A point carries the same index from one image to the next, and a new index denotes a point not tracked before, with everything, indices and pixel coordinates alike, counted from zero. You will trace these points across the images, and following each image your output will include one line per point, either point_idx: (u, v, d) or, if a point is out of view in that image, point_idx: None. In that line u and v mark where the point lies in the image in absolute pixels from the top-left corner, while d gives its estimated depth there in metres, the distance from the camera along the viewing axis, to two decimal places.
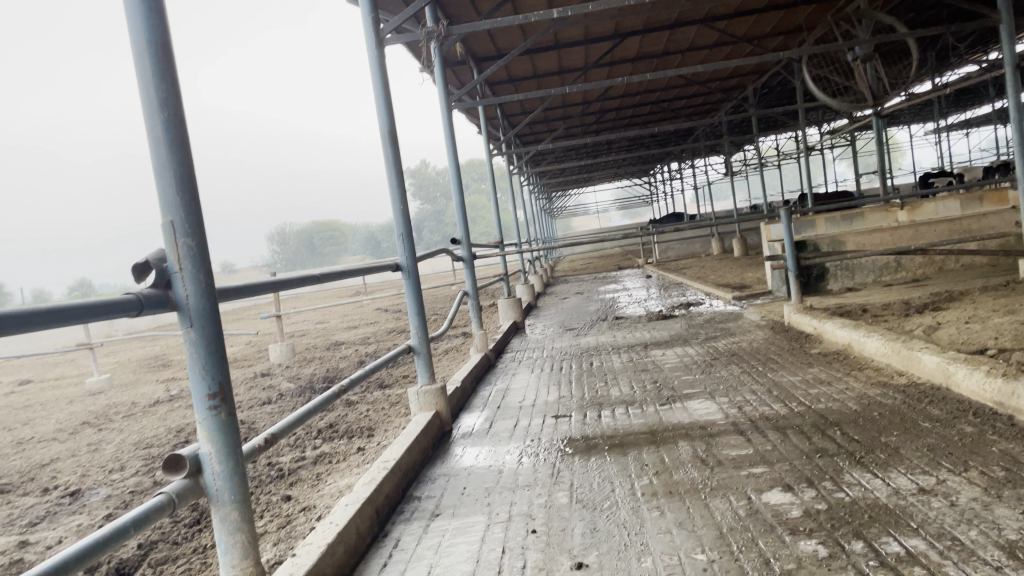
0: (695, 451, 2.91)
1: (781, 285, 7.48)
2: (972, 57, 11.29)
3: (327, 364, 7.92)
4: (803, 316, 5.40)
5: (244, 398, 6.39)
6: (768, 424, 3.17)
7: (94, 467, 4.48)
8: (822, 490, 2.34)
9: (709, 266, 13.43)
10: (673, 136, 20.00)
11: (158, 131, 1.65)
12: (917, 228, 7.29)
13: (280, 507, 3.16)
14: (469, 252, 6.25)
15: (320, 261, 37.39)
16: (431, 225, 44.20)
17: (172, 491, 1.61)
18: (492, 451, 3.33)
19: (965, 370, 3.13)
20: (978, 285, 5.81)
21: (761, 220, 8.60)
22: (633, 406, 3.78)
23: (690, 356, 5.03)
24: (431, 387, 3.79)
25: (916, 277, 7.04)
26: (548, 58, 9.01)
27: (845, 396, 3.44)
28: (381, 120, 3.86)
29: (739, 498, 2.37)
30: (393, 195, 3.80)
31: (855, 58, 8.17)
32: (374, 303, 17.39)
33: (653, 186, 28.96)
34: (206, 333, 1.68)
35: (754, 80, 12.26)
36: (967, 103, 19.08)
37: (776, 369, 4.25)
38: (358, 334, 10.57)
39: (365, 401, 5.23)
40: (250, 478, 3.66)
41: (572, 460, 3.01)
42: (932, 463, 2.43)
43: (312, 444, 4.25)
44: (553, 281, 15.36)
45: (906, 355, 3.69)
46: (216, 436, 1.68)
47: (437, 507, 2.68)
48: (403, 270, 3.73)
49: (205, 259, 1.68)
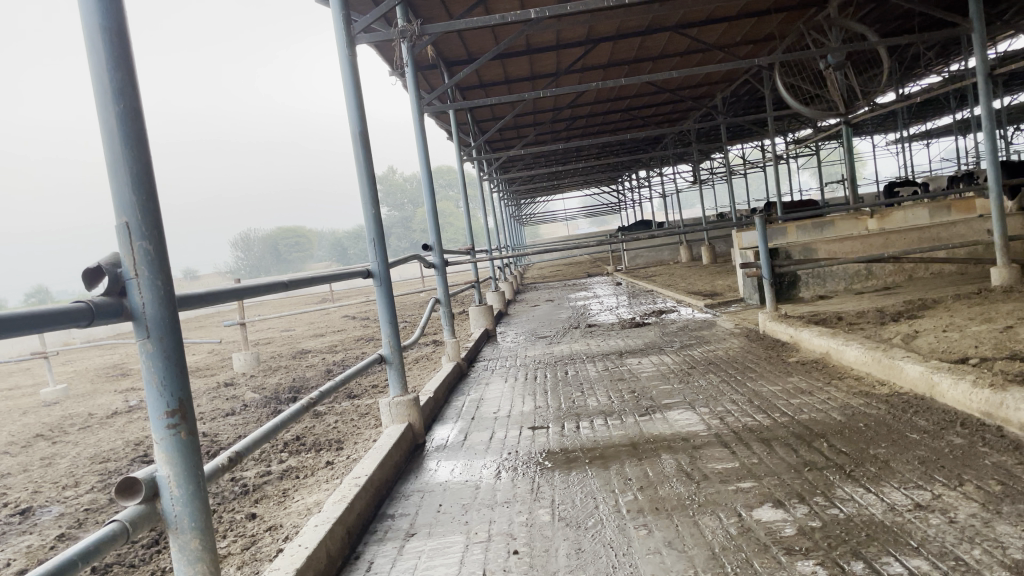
0: (680, 464, 2.81)
1: (754, 293, 7.46)
2: (937, 68, 11.44)
3: (293, 373, 7.72)
4: (779, 324, 5.35)
5: (207, 409, 6.17)
6: (751, 435, 3.08)
7: (47, 483, 4.25)
8: (815, 506, 2.25)
9: (679, 274, 13.43)
10: (642, 144, 20.05)
11: (112, 123, 1.50)
12: (887, 236, 7.31)
13: (244, 527, 2.99)
14: (441, 258, 6.12)
15: (285, 268, 36.88)
16: (398, 232, 43.86)
17: (126, 519, 1.46)
18: (467, 465, 3.20)
19: (951, 380, 3.08)
20: (951, 293, 5.82)
21: (733, 229, 8.59)
22: (611, 417, 3.68)
23: (667, 364, 4.95)
24: (403, 398, 3.66)
25: (887, 284, 7.06)
26: (520, 63, 8.93)
27: (827, 406, 3.37)
28: (352, 121, 3.73)
29: (729, 515, 2.27)
30: (364, 198, 3.67)
31: (826, 66, 8.19)
32: (341, 309, 17.12)
33: (621, 194, 29.01)
34: (165, 346, 1.54)
35: (724, 88, 12.30)
36: (929, 114, 19.40)
37: (756, 378, 4.18)
38: (326, 342, 10.37)
39: (333, 412, 5.06)
40: (213, 495, 3.49)
41: (552, 475, 2.89)
42: (926, 477, 2.36)
43: (278, 457, 4.09)
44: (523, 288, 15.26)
45: (887, 364, 3.64)
46: (176, 459, 1.54)
47: (412, 526, 2.54)
48: (374, 276, 3.59)
49: (166, 266, 1.54)
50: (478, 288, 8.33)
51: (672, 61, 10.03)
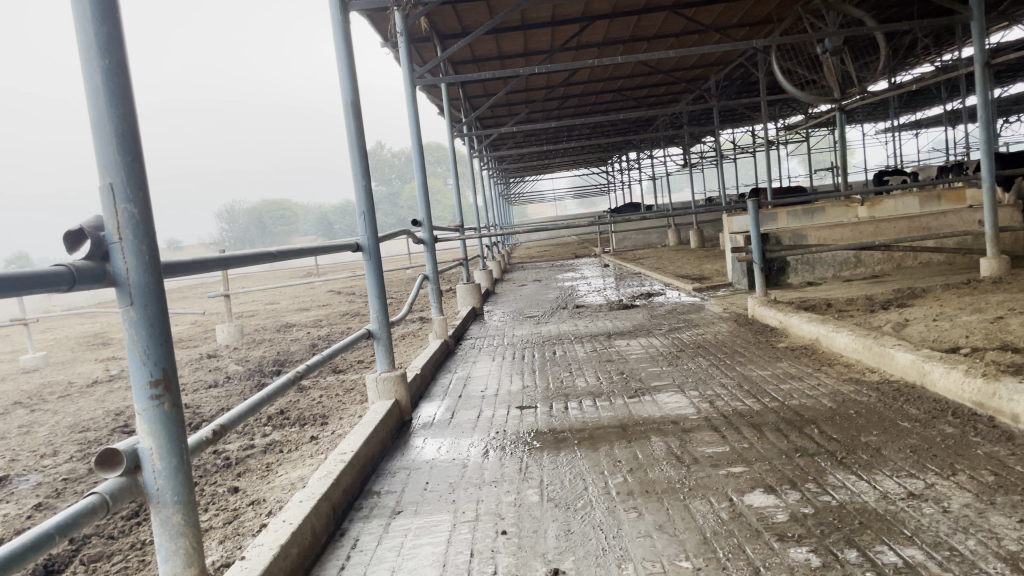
0: (669, 447, 2.79)
1: (742, 278, 7.45)
2: (931, 57, 11.42)
3: (278, 346, 7.64)
4: (769, 309, 5.35)
5: (189, 380, 6.10)
6: (741, 419, 3.06)
7: (26, 451, 4.19)
8: (807, 492, 2.23)
9: (666, 257, 13.38)
10: (633, 126, 19.97)
11: (96, 78, 1.44)
12: (878, 224, 7.31)
13: (226, 500, 2.95)
14: (430, 234, 6.04)
15: (270, 241, 36.66)
16: (384, 207, 43.50)
17: (106, 491, 1.41)
18: (454, 443, 3.17)
19: (942, 369, 3.07)
20: (941, 282, 5.82)
21: (723, 213, 8.58)
22: (600, 399, 3.65)
23: (655, 347, 4.92)
24: (390, 374, 3.61)
25: (875, 273, 7.07)
26: (514, 38, 8.81)
27: (818, 392, 3.36)
28: (344, 90, 3.64)
29: (720, 500, 2.24)
30: (354, 170, 3.59)
31: (823, 51, 8.11)
32: (326, 284, 16.97)
33: (610, 175, 28.84)
34: (150, 314, 1.48)
35: (718, 71, 12.24)
36: (920, 104, 19.42)
37: (745, 363, 4.16)
38: (311, 316, 10.28)
39: (318, 387, 5.01)
40: (195, 468, 3.44)
41: (540, 455, 2.86)
42: (918, 465, 2.35)
43: (261, 431, 4.03)
44: (510, 268, 15.21)
45: (878, 352, 3.62)
46: (159, 430, 1.49)
47: (398, 504, 2.50)
48: (363, 251, 3.53)
49: (151, 229, 1.48)
50: (466, 266, 8.25)
51: (668, 41, 9.94)
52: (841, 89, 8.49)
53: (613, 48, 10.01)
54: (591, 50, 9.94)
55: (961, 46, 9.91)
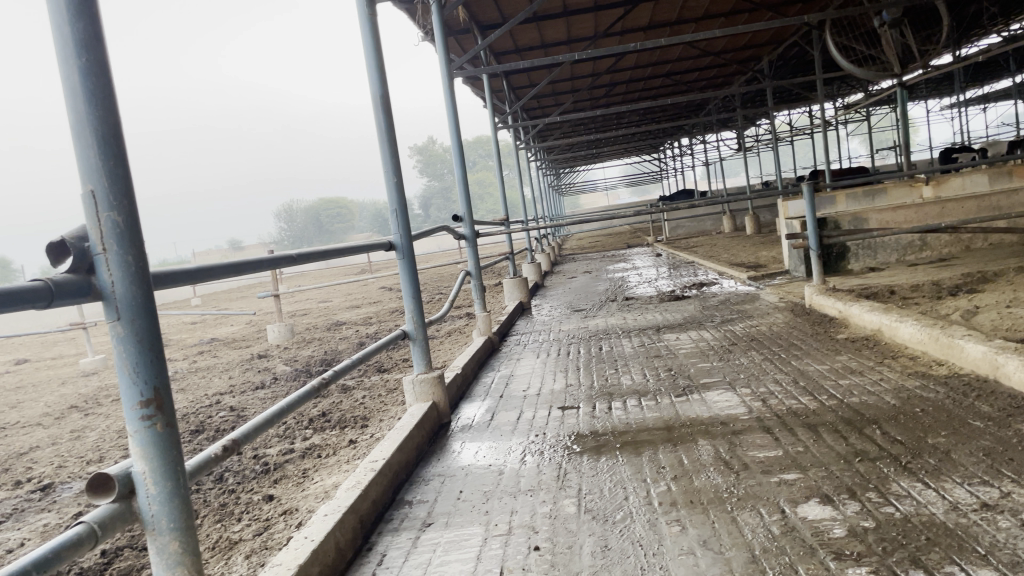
0: (717, 452, 2.62)
1: (799, 265, 7.16)
2: (998, 28, 10.83)
3: (326, 346, 7.63)
4: (826, 298, 5.09)
5: (238, 381, 6.12)
6: (796, 420, 2.87)
7: (73, 457, 4.22)
8: (868, 503, 2.04)
9: (721, 244, 13.01)
10: (685, 110, 19.56)
11: (74, 80, 1.34)
12: (944, 205, 6.94)
13: (260, 509, 2.87)
14: (472, 229, 5.91)
15: (326, 239, 37.22)
16: (437, 202, 43.70)
17: (95, 520, 1.32)
18: (493, 447, 3.05)
19: (1017, 362, 2.82)
20: (1014, 265, 5.47)
21: (779, 198, 8.27)
22: (646, 398, 3.49)
23: (706, 341, 4.72)
24: (428, 374, 3.50)
25: (942, 256, 6.71)
26: (556, 25, 8.63)
27: (880, 388, 3.13)
28: (373, 86, 3.53)
29: (771, 512, 2.07)
30: (385, 167, 3.49)
31: (881, 23, 7.72)
32: (379, 280, 17.03)
33: (662, 162, 28.33)
34: (139, 331, 1.38)
35: (771, 51, 11.85)
36: (989, 77, 18.52)
37: (802, 356, 3.94)
38: (361, 314, 10.31)
39: (362, 387, 4.96)
40: (233, 474, 3.39)
41: (580, 461, 2.72)
42: (991, 471, 2.13)
43: (302, 434, 3.98)
44: (560, 259, 15.06)
45: (946, 344, 3.37)
46: (152, 453, 1.39)
47: (430, 515, 2.40)
48: (397, 250, 3.43)
49: (137, 237, 1.38)
50: (513, 259, 8.10)
51: (716, 22, 9.65)
52: (901, 63, 8.08)
53: (659, 31, 9.74)
54: (637, 34, 9.70)
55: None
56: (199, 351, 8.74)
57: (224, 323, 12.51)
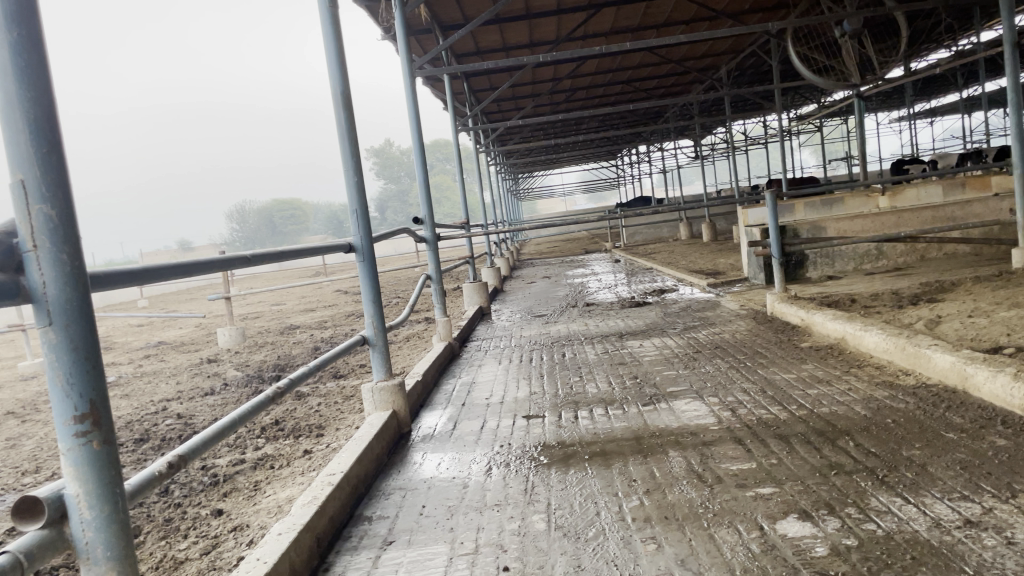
0: (690, 464, 2.54)
1: (759, 272, 7.19)
2: (949, 43, 11.07)
3: (279, 350, 7.40)
4: (789, 306, 5.08)
5: (186, 387, 5.89)
6: (767, 430, 2.81)
7: (7, 468, 3.98)
8: (848, 520, 1.97)
9: (679, 251, 13.08)
10: (643, 118, 19.69)
11: (3, 56, 1.19)
12: (900, 215, 7.03)
13: (208, 525, 2.71)
14: (433, 232, 5.77)
15: (280, 241, 36.70)
16: (394, 205, 43.40)
17: (21, 549, 1.17)
18: (456, 458, 2.93)
19: (987, 372, 2.80)
20: (970, 275, 5.54)
21: (738, 205, 8.29)
22: (613, 407, 3.40)
23: (670, 348, 4.66)
24: (388, 383, 3.37)
25: (897, 265, 6.79)
26: (518, 28, 8.56)
27: (850, 398, 3.09)
28: (334, 80, 3.40)
29: (749, 529, 1.99)
30: (345, 165, 3.35)
31: (841, 33, 7.78)
32: (334, 283, 16.77)
33: (620, 168, 28.47)
34: (73, 339, 1.24)
35: (729, 60, 11.96)
36: (937, 91, 19.01)
37: (767, 365, 3.90)
38: (316, 317, 10.09)
39: (317, 394, 4.79)
40: (179, 487, 3.21)
41: (548, 473, 2.62)
42: (971, 486, 2.09)
43: (254, 444, 3.80)
44: (519, 264, 15.02)
45: (913, 353, 3.35)
46: (89, 474, 1.25)
47: (390, 532, 2.27)
48: (357, 251, 3.29)
49: (75, 235, 1.24)
50: (472, 264, 7.96)
51: (677, 29, 9.69)
52: (861, 73, 8.17)
53: (621, 36, 9.73)
54: (599, 40, 9.70)
55: (979, 30, 9.59)
56: (145, 355, 8.41)
57: (172, 326, 12.11)
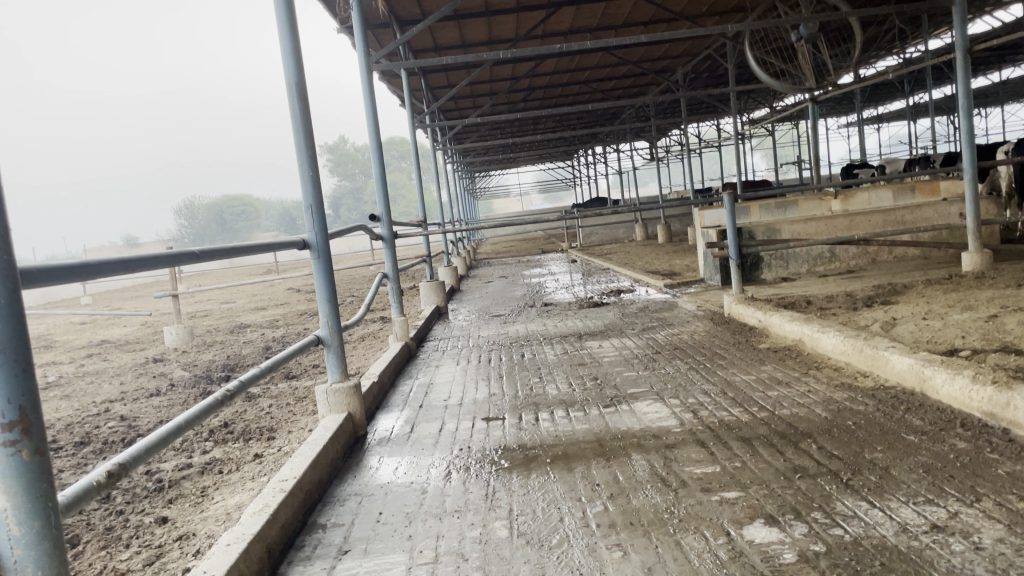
0: (653, 468, 2.49)
1: (715, 274, 7.22)
2: (898, 50, 11.31)
3: (228, 350, 7.21)
4: (746, 307, 5.10)
5: (130, 387, 5.68)
6: (730, 433, 2.78)
7: None
8: (815, 525, 1.95)
9: (634, 252, 13.15)
10: (599, 119, 19.76)
11: None
12: (853, 218, 7.14)
13: (151, 534, 2.57)
14: (389, 230, 5.65)
15: (230, 237, 35.99)
16: (349, 203, 42.91)
17: None
18: (414, 462, 2.84)
19: (945, 375, 2.81)
20: (922, 277, 5.63)
21: (694, 207, 8.33)
22: (574, 409, 3.34)
23: (630, 349, 4.63)
24: (343, 384, 3.27)
25: (849, 268, 6.89)
26: (477, 25, 8.49)
27: (809, 400, 3.08)
28: (288, 70, 3.28)
29: (716, 535, 1.95)
30: (300, 158, 3.24)
31: (797, 37, 7.87)
32: (286, 281, 16.47)
33: (575, 169, 28.58)
34: (2, 340, 1.13)
35: (685, 63, 12.07)
36: (884, 98, 19.46)
37: (727, 366, 3.89)
38: (267, 316, 9.87)
39: (268, 395, 4.65)
40: (122, 493, 3.06)
41: (509, 477, 2.55)
42: (934, 489, 2.08)
43: (201, 447, 3.66)
44: (475, 263, 14.94)
45: (870, 354, 3.37)
46: (20, 487, 1.15)
47: (346, 541, 2.18)
48: (311, 248, 3.18)
49: (5, 223, 1.12)
50: (429, 262, 7.83)
51: (636, 29, 9.72)
52: (816, 78, 8.26)
53: (580, 36, 9.72)
54: (558, 38, 9.67)
55: (928, 38, 9.81)
56: (87, 354, 8.12)
57: (116, 324, 11.75)
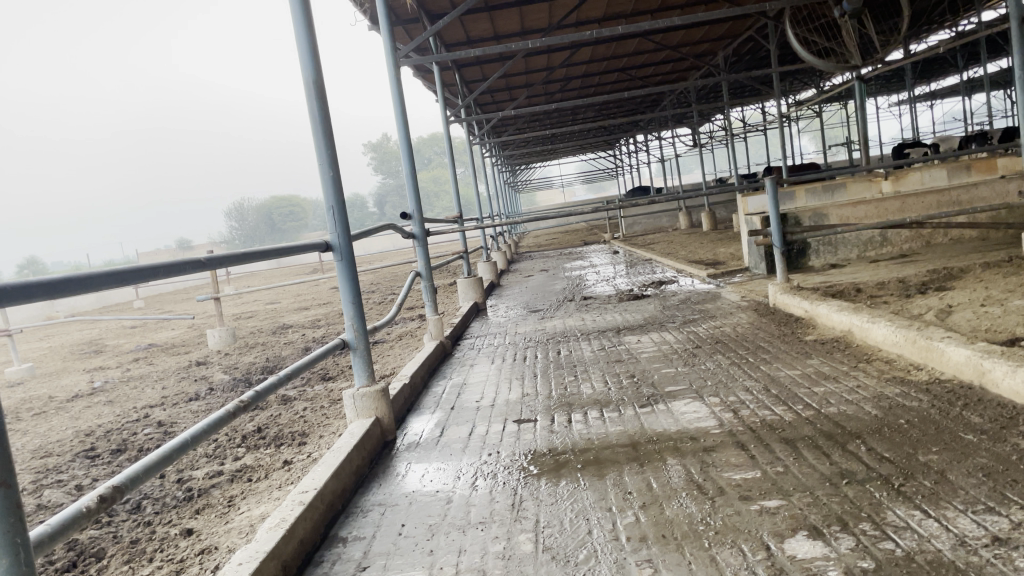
0: (689, 473, 2.36)
1: (760, 262, 7.00)
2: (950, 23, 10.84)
3: (270, 351, 7.23)
4: (791, 297, 4.90)
5: (171, 392, 5.71)
6: (772, 434, 2.62)
7: None
8: (863, 538, 1.79)
9: (678, 241, 12.90)
10: (639, 106, 19.46)
11: None
12: (904, 200, 6.83)
13: (175, 547, 2.52)
14: (421, 227, 5.55)
15: (278, 238, 36.48)
16: (393, 200, 43.21)
17: None
18: (441, 469, 2.75)
19: (1006, 367, 2.61)
20: (980, 260, 5.35)
21: (738, 194, 8.10)
22: (609, 409, 3.22)
23: (669, 343, 4.48)
24: (370, 388, 3.19)
25: (902, 252, 6.61)
26: (509, 15, 8.36)
27: (859, 397, 2.90)
28: (305, 67, 3.19)
29: (755, 549, 1.81)
30: (320, 157, 3.16)
31: (840, 13, 7.56)
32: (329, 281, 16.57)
33: (617, 158, 28.23)
34: None
35: (725, 46, 11.78)
36: (936, 73, 18.79)
37: (770, 360, 3.71)
38: (309, 316, 9.90)
39: (302, 399, 4.61)
40: (151, 504, 3.03)
41: (537, 485, 2.44)
42: (995, 496, 1.91)
43: (233, 453, 3.62)
44: (516, 257, 14.85)
45: (925, 346, 3.17)
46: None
47: (366, 556, 2.09)
48: (333, 250, 3.11)
49: None
50: (467, 258, 7.74)
51: (673, 13, 9.48)
52: (861, 54, 7.94)
53: (614, 22, 9.52)
54: (592, 26, 9.49)
55: (981, 9, 9.37)
56: (134, 358, 8.24)
57: (164, 327, 11.93)
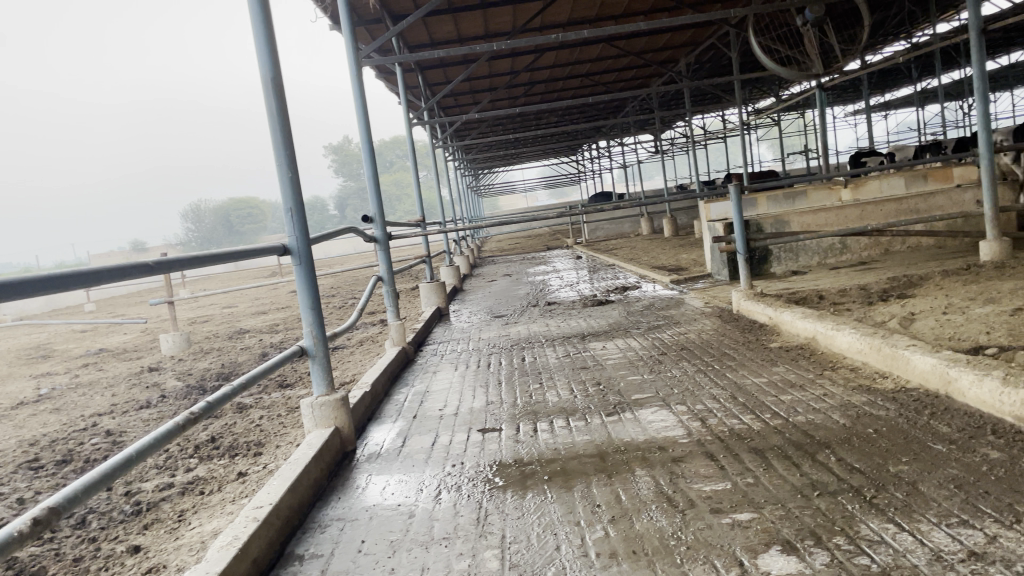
0: (658, 484, 2.31)
1: (723, 268, 7.02)
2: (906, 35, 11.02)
3: (225, 357, 7.03)
4: (755, 304, 4.89)
5: (121, 399, 5.51)
6: (742, 443, 2.58)
7: None
8: (838, 552, 1.75)
9: (640, 247, 12.95)
10: (602, 112, 19.52)
11: None
12: (864, 209, 6.91)
13: (121, 566, 2.39)
14: (383, 231, 5.44)
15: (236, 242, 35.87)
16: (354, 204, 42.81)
17: None
18: (402, 481, 2.66)
19: (971, 376, 2.60)
20: (938, 268, 5.41)
21: (701, 200, 8.13)
22: (575, 417, 3.16)
23: (634, 350, 4.43)
24: (329, 397, 3.08)
25: (862, 259, 6.67)
26: (473, 18, 8.29)
27: (825, 405, 2.88)
28: (264, 65, 3.08)
29: (728, 566, 1.76)
30: (278, 159, 3.05)
31: (802, 21, 7.62)
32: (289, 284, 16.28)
33: (579, 163, 28.31)
34: None
35: (687, 53, 11.83)
36: (891, 83, 19.16)
37: (736, 367, 3.68)
38: (267, 321, 9.68)
39: (259, 406, 4.47)
40: (97, 518, 2.88)
41: (503, 498, 2.36)
42: (967, 508, 1.88)
43: (185, 465, 3.48)
44: (478, 262, 14.74)
45: (890, 354, 3.16)
46: None
47: None
48: (291, 255, 3.00)
49: None
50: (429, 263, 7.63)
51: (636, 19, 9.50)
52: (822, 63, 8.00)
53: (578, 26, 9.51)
54: (556, 30, 9.47)
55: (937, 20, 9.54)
56: (83, 364, 7.96)
57: (116, 331, 11.57)
